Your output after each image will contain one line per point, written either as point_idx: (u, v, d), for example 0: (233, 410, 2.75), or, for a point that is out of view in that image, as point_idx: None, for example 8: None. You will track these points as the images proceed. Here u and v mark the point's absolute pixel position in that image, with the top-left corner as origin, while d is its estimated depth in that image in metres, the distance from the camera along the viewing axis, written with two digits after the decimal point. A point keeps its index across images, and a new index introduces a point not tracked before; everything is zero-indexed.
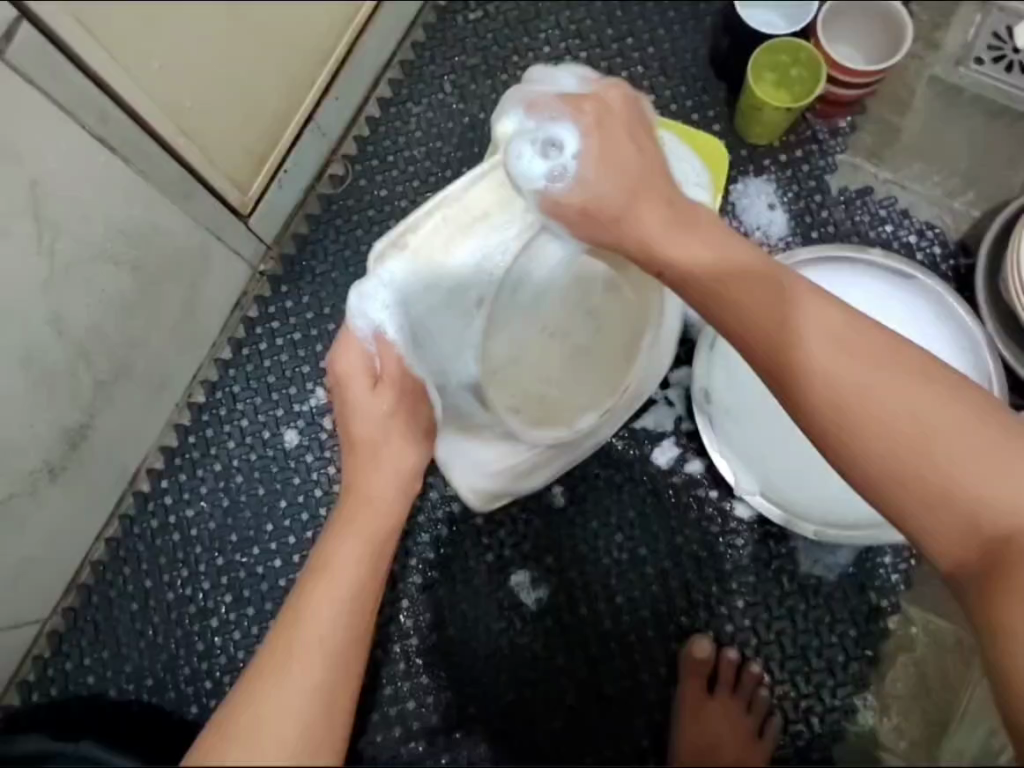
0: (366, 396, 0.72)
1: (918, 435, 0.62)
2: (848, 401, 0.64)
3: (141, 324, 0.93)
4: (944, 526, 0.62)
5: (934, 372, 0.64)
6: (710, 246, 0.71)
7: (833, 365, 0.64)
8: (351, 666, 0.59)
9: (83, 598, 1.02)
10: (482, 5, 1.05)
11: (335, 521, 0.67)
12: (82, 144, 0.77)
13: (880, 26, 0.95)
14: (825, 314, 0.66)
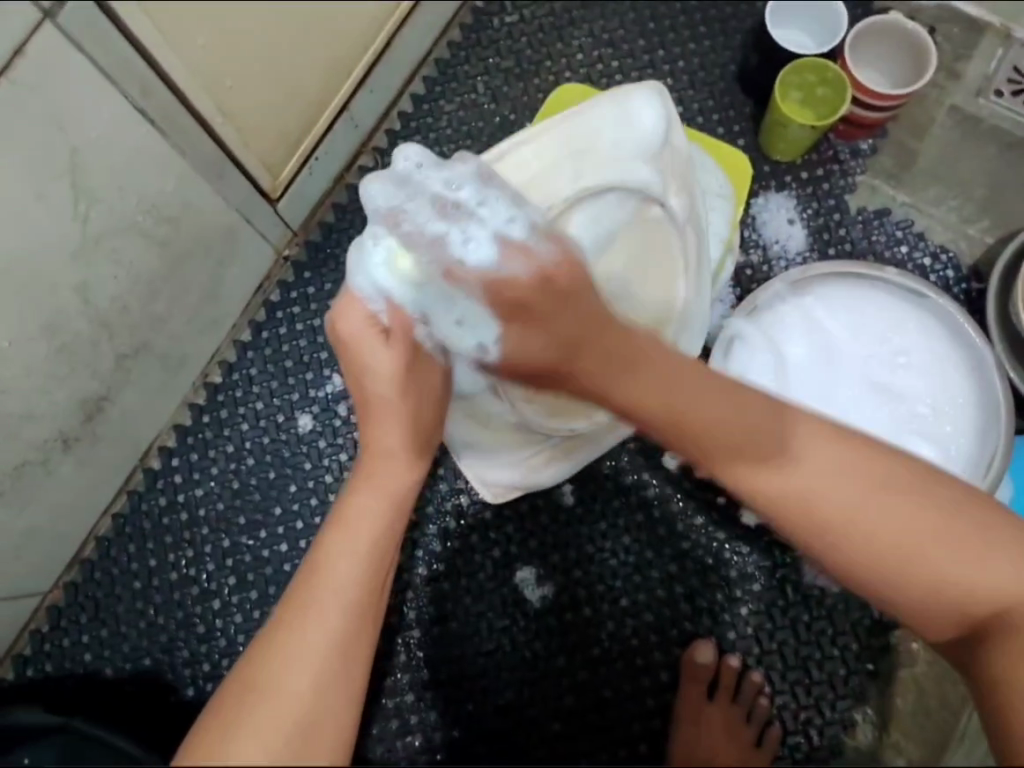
0: (379, 353, 0.67)
1: (893, 549, 0.60)
2: (822, 521, 0.61)
3: (165, 300, 0.93)
4: (929, 618, 0.61)
5: (914, 475, 0.61)
6: (662, 383, 0.63)
7: (817, 493, 0.61)
8: (366, 621, 0.58)
9: (85, 574, 1.01)
10: (518, 11, 1.08)
11: (357, 475, 0.67)
12: (128, 116, 0.77)
13: (904, 53, 0.98)
14: (811, 435, 0.62)
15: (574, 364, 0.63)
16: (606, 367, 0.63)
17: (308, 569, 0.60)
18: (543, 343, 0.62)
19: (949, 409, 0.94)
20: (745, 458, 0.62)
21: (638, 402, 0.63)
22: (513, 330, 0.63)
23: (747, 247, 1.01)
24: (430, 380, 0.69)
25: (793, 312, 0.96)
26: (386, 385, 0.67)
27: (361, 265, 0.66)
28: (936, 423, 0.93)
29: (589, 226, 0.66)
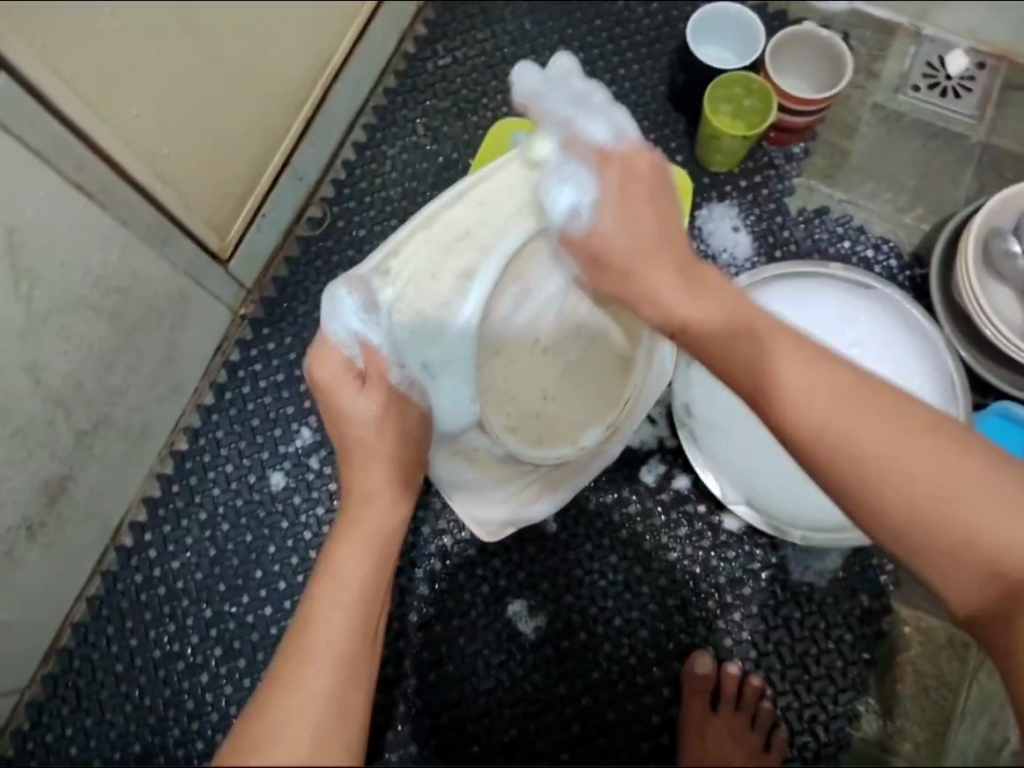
0: (355, 397, 0.75)
1: (920, 495, 0.57)
2: (857, 458, 0.58)
3: (121, 372, 0.91)
4: (958, 574, 0.59)
5: (929, 422, 0.59)
6: (717, 299, 0.69)
7: (832, 423, 0.59)
8: (362, 673, 0.58)
9: (63, 663, 0.97)
10: (450, 52, 1.10)
11: (333, 536, 0.69)
12: (62, 190, 0.76)
13: (823, 60, 1.02)
14: (810, 365, 0.61)
15: (642, 271, 0.72)
16: (666, 276, 0.71)
17: (299, 624, 0.60)
18: (625, 236, 0.72)
19: (908, 393, 0.96)
20: (768, 385, 0.62)
21: (684, 303, 0.69)
22: (615, 196, 0.73)
23: (697, 258, 1.03)
24: (407, 424, 0.78)
25: None
26: (364, 427, 0.75)
27: (333, 311, 0.72)
28: None
29: (625, 200, 0.72)
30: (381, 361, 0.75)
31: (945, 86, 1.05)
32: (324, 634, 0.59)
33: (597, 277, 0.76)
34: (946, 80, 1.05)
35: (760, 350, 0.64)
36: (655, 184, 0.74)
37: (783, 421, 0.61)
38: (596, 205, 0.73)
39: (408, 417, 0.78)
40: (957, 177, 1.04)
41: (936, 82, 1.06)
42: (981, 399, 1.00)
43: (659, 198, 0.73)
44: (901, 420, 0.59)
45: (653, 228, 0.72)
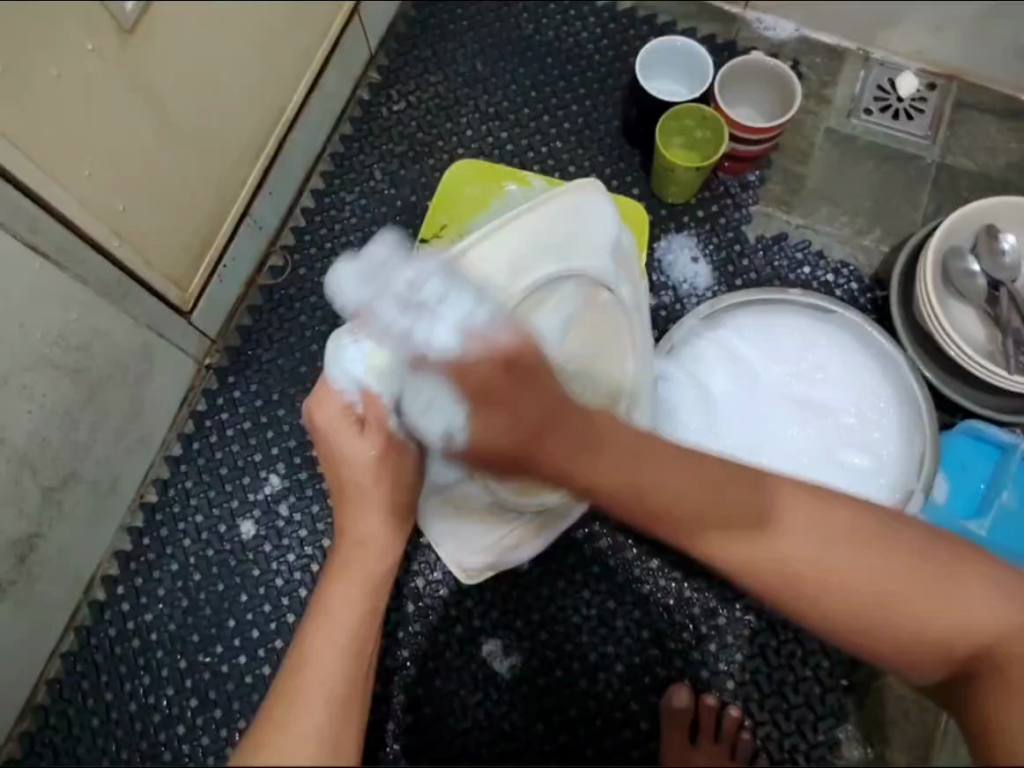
0: (354, 444, 0.72)
1: (865, 603, 0.62)
2: (796, 580, 0.63)
3: (88, 428, 0.92)
4: (913, 657, 0.63)
5: (865, 536, 0.63)
6: (616, 453, 0.63)
7: (785, 559, 0.63)
8: (351, 702, 0.59)
9: (39, 720, 0.97)
10: (405, 96, 1.11)
11: (331, 570, 0.69)
12: (17, 253, 0.77)
13: (771, 89, 1.03)
14: (756, 498, 0.64)
15: (539, 441, 0.62)
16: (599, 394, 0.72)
17: (291, 665, 0.61)
18: (511, 439, 0.62)
19: (873, 415, 0.96)
20: (716, 525, 0.64)
21: (577, 466, 0.62)
22: (478, 410, 0.62)
23: (657, 290, 1.03)
24: (406, 470, 0.74)
25: (709, 345, 0.98)
26: (362, 472, 0.72)
27: (339, 358, 0.71)
28: (863, 432, 0.96)
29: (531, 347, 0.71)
30: (380, 409, 0.72)
31: (897, 108, 1.06)
32: (315, 675, 0.59)
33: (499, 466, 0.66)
34: (897, 102, 1.06)
35: (766, 492, 0.65)
36: (528, 360, 0.62)
37: (725, 561, 0.65)
38: (464, 408, 0.63)
39: (404, 465, 0.74)
40: (914, 198, 1.04)
41: (888, 105, 1.06)
42: (948, 420, 1.00)
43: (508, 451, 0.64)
44: (842, 541, 0.63)
45: (539, 409, 0.61)
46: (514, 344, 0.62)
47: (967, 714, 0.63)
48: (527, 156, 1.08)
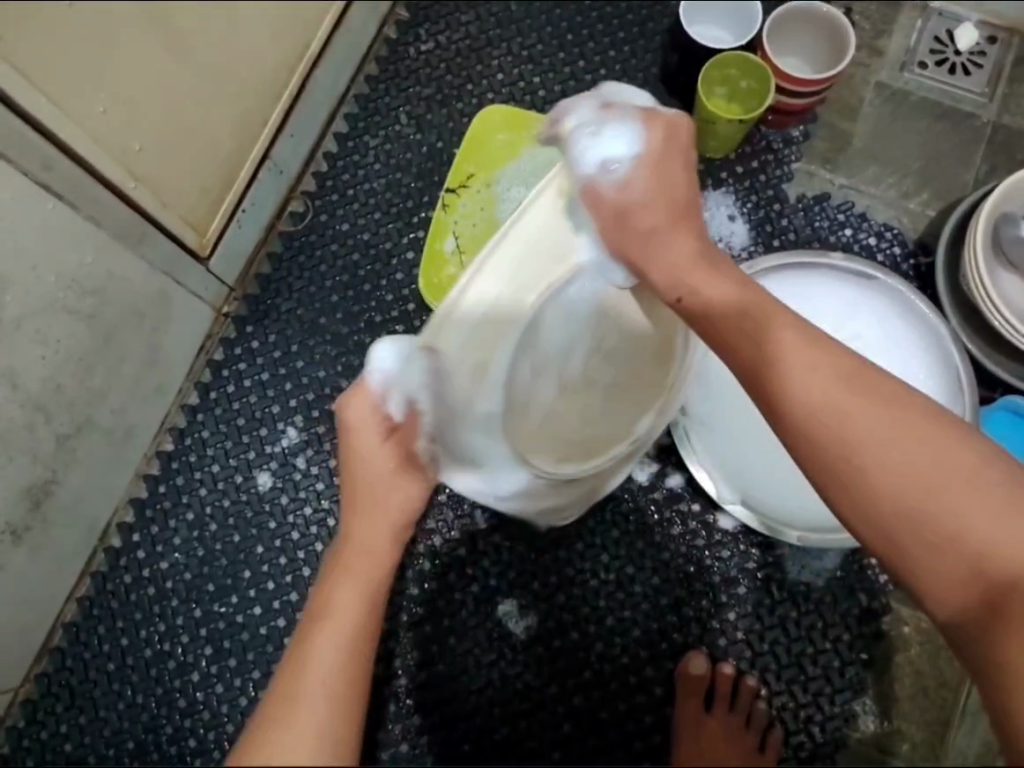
0: (376, 448, 0.70)
1: (917, 486, 0.59)
2: (844, 441, 0.61)
3: (102, 374, 0.90)
4: (938, 576, 0.59)
5: (934, 418, 0.61)
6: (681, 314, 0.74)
7: (832, 411, 0.61)
8: (355, 702, 0.56)
9: (56, 662, 0.97)
10: (433, 36, 1.06)
11: (334, 570, 0.66)
12: (28, 191, 0.74)
13: (823, 38, 0.97)
14: (818, 362, 0.64)
15: (670, 231, 0.75)
16: (665, 256, 0.74)
17: (291, 662, 0.58)
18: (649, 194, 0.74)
19: (909, 388, 0.93)
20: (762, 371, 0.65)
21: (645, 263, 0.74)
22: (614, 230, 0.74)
23: None
24: (424, 480, 0.73)
25: None
26: (377, 475, 0.70)
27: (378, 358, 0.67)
28: None
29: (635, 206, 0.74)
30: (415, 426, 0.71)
31: (955, 62, 1.00)
32: (318, 674, 0.56)
33: (621, 245, 0.75)
34: (955, 56, 1.00)
35: (798, 356, 0.64)
36: (671, 143, 0.76)
37: (787, 413, 0.63)
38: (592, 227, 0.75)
39: (424, 474, 0.73)
40: (966, 160, 0.99)
41: (944, 58, 1.01)
42: (987, 394, 0.97)
43: (686, 159, 0.77)
44: (898, 415, 0.61)
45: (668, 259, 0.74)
46: (672, 131, 0.76)
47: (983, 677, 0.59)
48: (561, 104, 1.03)
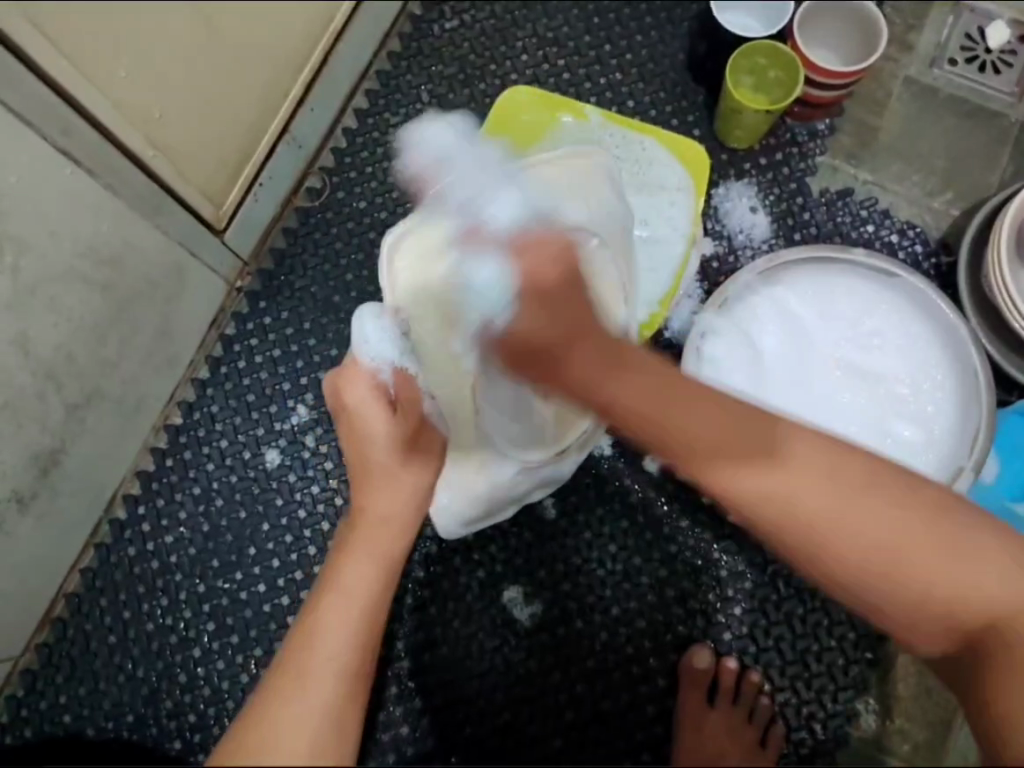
0: (380, 423, 0.69)
1: (875, 562, 0.59)
2: (802, 524, 0.60)
3: (114, 345, 0.89)
4: (921, 630, 0.61)
5: (886, 478, 0.60)
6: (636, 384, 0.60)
7: (784, 499, 0.60)
8: (358, 688, 0.57)
9: (57, 632, 0.97)
10: (458, 14, 1.05)
11: (346, 542, 0.66)
12: (47, 156, 0.73)
13: (855, 30, 0.96)
14: (771, 447, 0.60)
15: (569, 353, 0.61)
16: (591, 365, 0.61)
17: (301, 634, 0.59)
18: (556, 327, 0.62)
19: (929, 388, 0.92)
20: (727, 457, 0.60)
21: (613, 391, 0.60)
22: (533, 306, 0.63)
23: (711, 239, 0.98)
24: (432, 447, 0.72)
25: (764, 302, 0.94)
26: (385, 452, 0.69)
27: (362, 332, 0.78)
28: (917, 405, 0.92)
29: (536, 291, 0.64)
30: (412, 390, 0.74)
31: (985, 60, 0.99)
32: (323, 654, 0.57)
33: (525, 371, 0.65)
34: (985, 54, 0.99)
35: (754, 433, 0.61)
36: (565, 270, 0.65)
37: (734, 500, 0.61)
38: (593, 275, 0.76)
39: (433, 445, 0.72)
40: (992, 160, 0.98)
41: (975, 56, 0.99)
42: (1003, 397, 0.96)
43: (572, 286, 0.64)
44: (845, 487, 0.60)
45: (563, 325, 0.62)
46: (566, 250, 0.66)
47: (977, 696, 0.63)
48: (585, 88, 1.02)
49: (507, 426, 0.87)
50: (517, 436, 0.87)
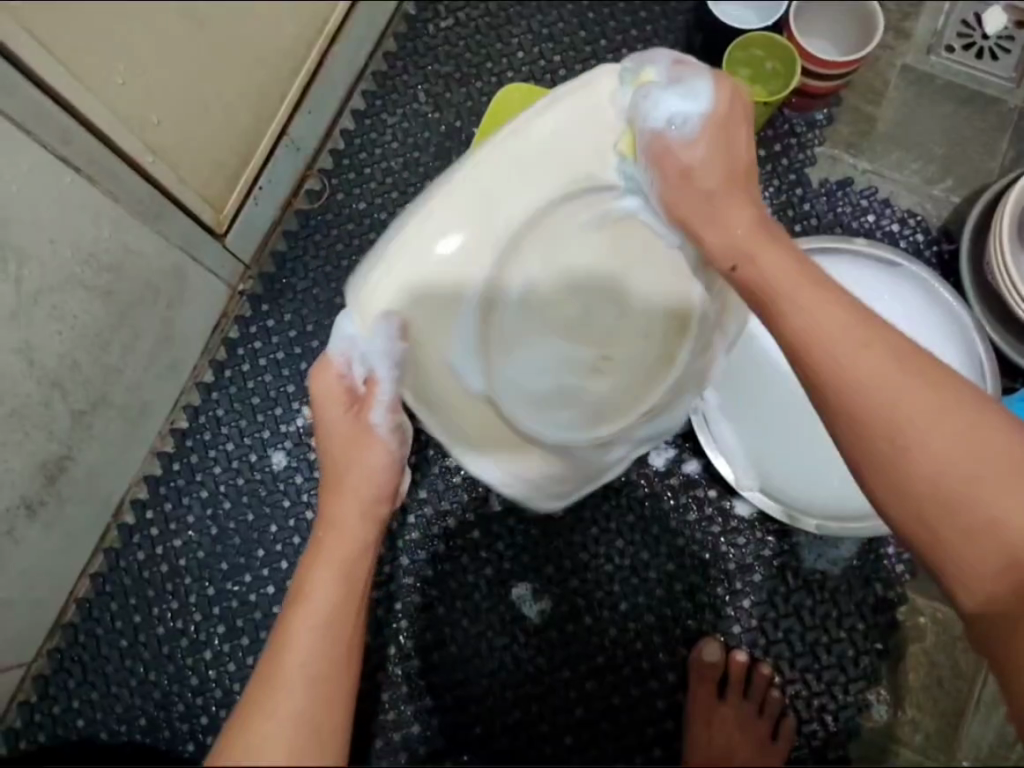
0: (338, 417, 0.70)
1: (960, 476, 0.57)
2: (890, 417, 0.59)
3: (118, 350, 0.90)
4: (978, 570, 0.57)
5: (980, 406, 0.59)
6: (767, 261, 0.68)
7: (883, 386, 0.59)
8: (337, 695, 0.55)
9: (69, 638, 0.97)
10: (452, 13, 1.05)
11: (313, 555, 0.64)
12: (47, 166, 0.73)
13: (850, 21, 0.96)
14: (880, 340, 0.61)
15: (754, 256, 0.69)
16: (708, 224, 0.72)
17: (272, 650, 0.57)
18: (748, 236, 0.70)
19: None
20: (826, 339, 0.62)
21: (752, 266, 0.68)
22: (702, 209, 0.72)
23: None
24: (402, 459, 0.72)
25: None
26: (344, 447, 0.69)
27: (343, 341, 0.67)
28: None
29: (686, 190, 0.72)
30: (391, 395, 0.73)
31: (982, 46, 0.99)
32: (300, 658, 0.55)
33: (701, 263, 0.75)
34: (983, 40, 0.98)
35: (858, 328, 0.62)
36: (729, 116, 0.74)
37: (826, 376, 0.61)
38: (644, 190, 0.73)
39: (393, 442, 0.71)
40: (992, 147, 0.98)
41: (972, 42, 0.99)
42: (1009, 384, 0.96)
43: (732, 148, 0.74)
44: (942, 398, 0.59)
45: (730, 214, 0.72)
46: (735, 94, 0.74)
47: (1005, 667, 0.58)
48: None
49: (557, 417, 0.75)
50: (569, 423, 0.76)
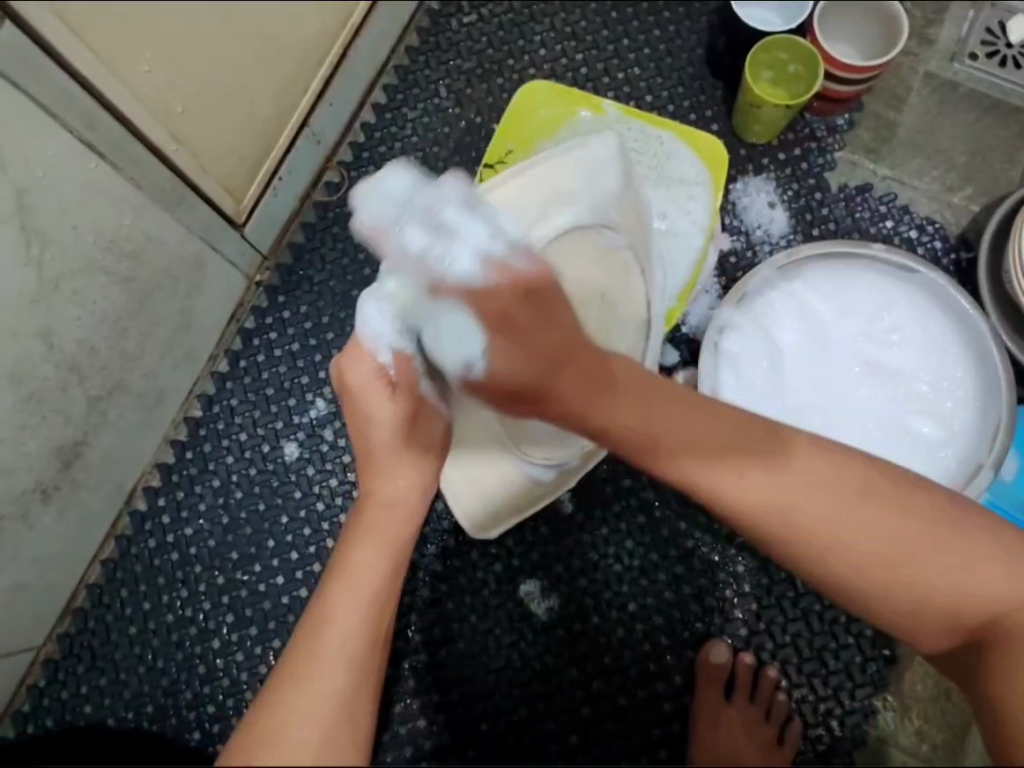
0: (382, 406, 0.72)
1: (882, 562, 0.62)
2: (806, 535, 0.63)
3: (135, 338, 0.90)
4: (920, 629, 0.64)
5: (888, 478, 0.64)
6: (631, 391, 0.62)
7: (773, 513, 0.63)
8: (370, 671, 0.59)
9: (78, 624, 0.98)
10: (475, 8, 1.05)
11: (355, 526, 0.68)
12: (72, 152, 0.74)
13: (875, 25, 0.96)
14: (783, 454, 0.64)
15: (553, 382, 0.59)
16: (574, 389, 0.60)
17: (310, 622, 0.60)
18: (530, 364, 0.58)
19: (948, 384, 0.91)
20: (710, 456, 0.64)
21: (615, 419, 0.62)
22: (498, 340, 0.59)
23: (729, 234, 0.98)
24: (431, 435, 0.74)
25: (781, 297, 0.94)
26: (387, 434, 0.72)
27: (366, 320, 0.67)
28: (935, 401, 0.91)
29: (502, 318, 0.59)
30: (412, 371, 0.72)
31: (1006, 55, 0.98)
32: (334, 639, 0.59)
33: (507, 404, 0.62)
34: (1006, 48, 0.98)
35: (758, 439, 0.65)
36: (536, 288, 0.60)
37: (729, 508, 0.64)
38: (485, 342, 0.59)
39: (432, 430, 0.74)
40: (1014, 155, 0.97)
41: (995, 50, 0.99)
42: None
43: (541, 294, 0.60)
44: (850, 498, 0.63)
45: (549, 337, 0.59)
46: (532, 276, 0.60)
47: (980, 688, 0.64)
48: (602, 83, 1.02)
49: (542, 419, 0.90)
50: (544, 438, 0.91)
